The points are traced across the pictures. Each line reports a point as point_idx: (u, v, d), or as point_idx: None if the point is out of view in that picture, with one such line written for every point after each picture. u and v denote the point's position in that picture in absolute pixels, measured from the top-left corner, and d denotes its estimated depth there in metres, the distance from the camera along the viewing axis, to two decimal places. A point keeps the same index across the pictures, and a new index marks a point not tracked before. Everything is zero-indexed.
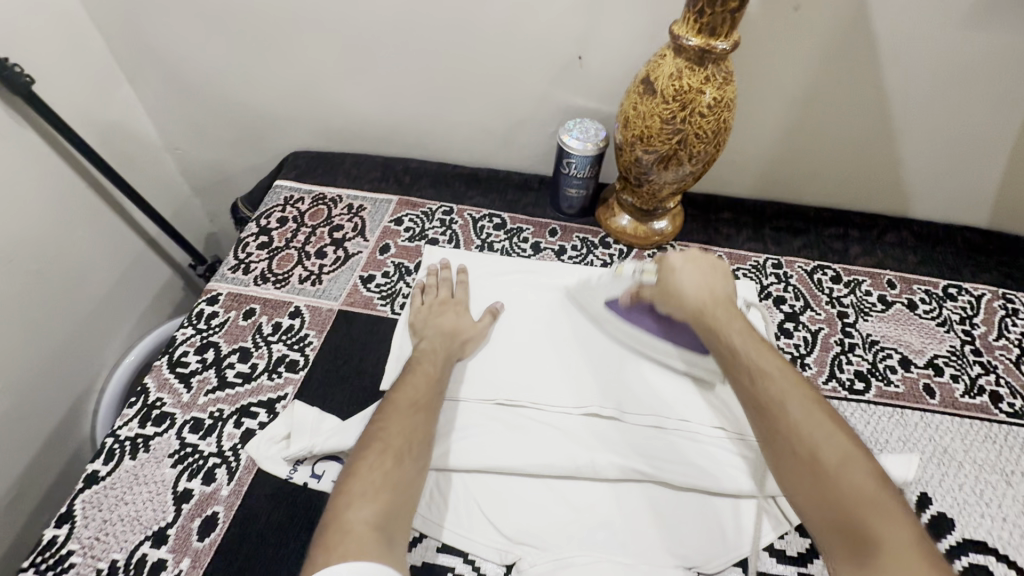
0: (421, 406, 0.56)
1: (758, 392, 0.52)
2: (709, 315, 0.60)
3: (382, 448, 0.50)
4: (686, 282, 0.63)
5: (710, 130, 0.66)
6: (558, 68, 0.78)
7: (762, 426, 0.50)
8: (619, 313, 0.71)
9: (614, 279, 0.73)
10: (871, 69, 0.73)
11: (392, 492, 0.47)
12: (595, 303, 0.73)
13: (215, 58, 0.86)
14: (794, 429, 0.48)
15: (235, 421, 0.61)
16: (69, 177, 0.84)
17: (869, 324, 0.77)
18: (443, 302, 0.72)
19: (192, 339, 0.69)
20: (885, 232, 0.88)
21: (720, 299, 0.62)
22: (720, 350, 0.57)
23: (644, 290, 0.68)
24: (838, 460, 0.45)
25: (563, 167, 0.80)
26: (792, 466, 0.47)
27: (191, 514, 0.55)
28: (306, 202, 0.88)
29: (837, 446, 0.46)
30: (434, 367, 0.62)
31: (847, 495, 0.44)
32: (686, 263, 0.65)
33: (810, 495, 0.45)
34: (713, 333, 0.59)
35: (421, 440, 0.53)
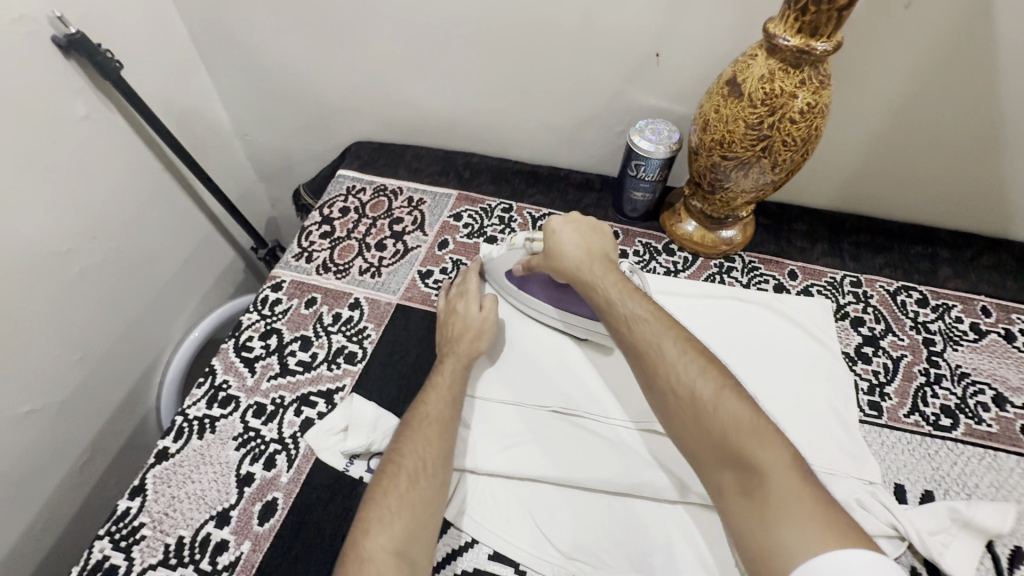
0: (438, 419, 0.55)
1: (638, 341, 0.53)
2: (586, 273, 0.60)
3: (396, 470, 0.50)
4: (567, 239, 0.63)
5: (800, 137, 0.61)
6: (633, 65, 0.75)
7: (647, 375, 0.51)
8: (517, 281, 0.70)
9: (507, 249, 0.68)
10: (986, 73, 0.66)
11: (410, 513, 0.47)
12: (499, 276, 0.71)
13: (287, 47, 0.87)
14: (673, 373, 0.49)
15: (295, 409, 0.63)
16: (150, 159, 0.87)
17: (959, 355, 0.71)
18: (463, 293, 0.69)
19: (256, 324, 0.71)
20: (980, 254, 0.81)
21: (597, 258, 0.61)
22: (600, 305, 0.58)
23: (533, 261, 0.66)
24: (714, 396, 0.46)
25: (631, 169, 0.77)
26: (676, 410, 0.48)
27: (253, 498, 0.56)
28: (368, 192, 0.88)
29: (711, 380, 0.47)
30: (444, 379, 0.60)
31: (724, 428, 0.45)
32: (569, 225, 0.64)
33: (693, 433, 0.47)
34: (592, 292, 0.59)
35: (439, 457, 0.53)
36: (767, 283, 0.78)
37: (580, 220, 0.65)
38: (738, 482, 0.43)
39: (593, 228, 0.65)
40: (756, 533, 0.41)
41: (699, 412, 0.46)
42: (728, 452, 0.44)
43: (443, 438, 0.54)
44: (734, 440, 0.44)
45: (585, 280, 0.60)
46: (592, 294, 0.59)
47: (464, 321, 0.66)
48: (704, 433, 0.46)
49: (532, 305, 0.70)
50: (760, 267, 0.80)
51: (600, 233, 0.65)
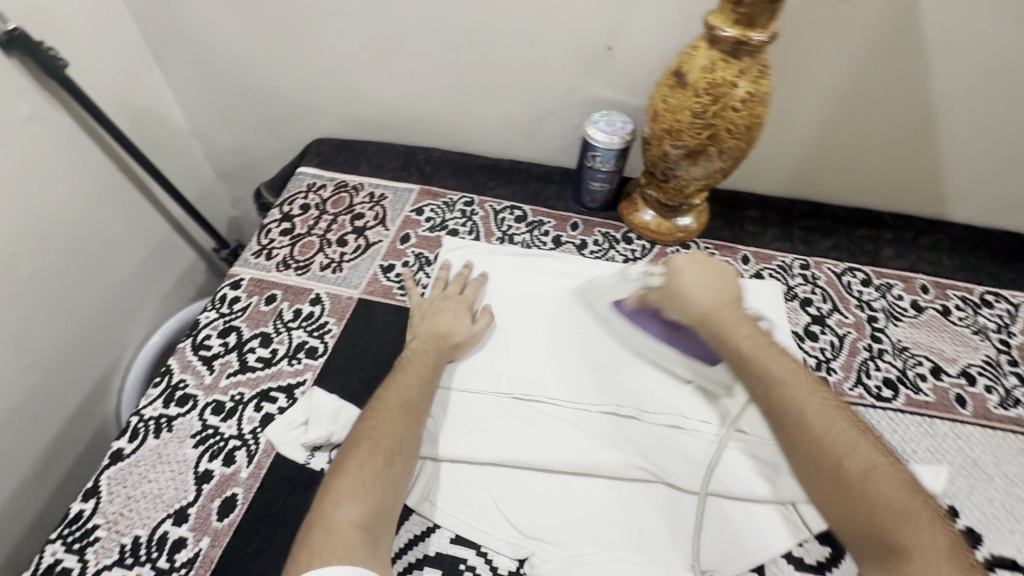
0: (410, 405, 0.56)
1: (772, 399, 0.49)
2: (717, 319, 0.57)
3: (371, 447, 0.50)
4: (694, 284, 0.60)
5: (743, 125, 0.63)
6: (586, 58, 0.76)
7: (779, 432, 0.48)
8: (626, 314, 0.69)
9: (620, 279, 0.70)
10: (917, 63, 0.70)
11: (380, 492, 0.48)
12: (603, 301, 0.71)
13: (242, 43, 0.86)
14: (815, 436, 0.45)
15: (255, 405, 0.62)
16: (101, 159, 0.85)
17: (900, 330, 0.75)
18: (447, 296, 0.71)
19: (215, 322, 0.70)
20: (920, 235, 0.85)
21: (725, 301, 0.58)
22: (728, 349, 0.55)
23: (650, 295, 0.64)
24: (864, 473, 0.42)
25: (587, 160, 0.79)
26: (815, 477, 0.44)
27: (212, 495, 0.56)
28: (328, 189, 0.88)
29: (861, 453, 0.43)
30: (423, 367, 0.61)
31: (870, 504, 0.40)
32: (696, 266, 0.61)
33: (832, 493, 0.43)
34: (718, 335, 0.56)
35: (410, 441, 0.53)
36: None
37: (705, 261, 0.62)
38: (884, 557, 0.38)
39: (715, 268, 0.62)
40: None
41: (843, 486, 0.42)
42: (876, 527, 0.39)
43: (415, 421, 0.55)
44: (890, 531, 0.39)
45: (712, 322, 0.57)
46: (721, 342, 0.55)
47: (447, 324, 0.67)
48: (847, 512, 0.41)
49: (648, 346, 0.68)
50: (715, 253, 0.82)
51: (729, 278, 0.61)
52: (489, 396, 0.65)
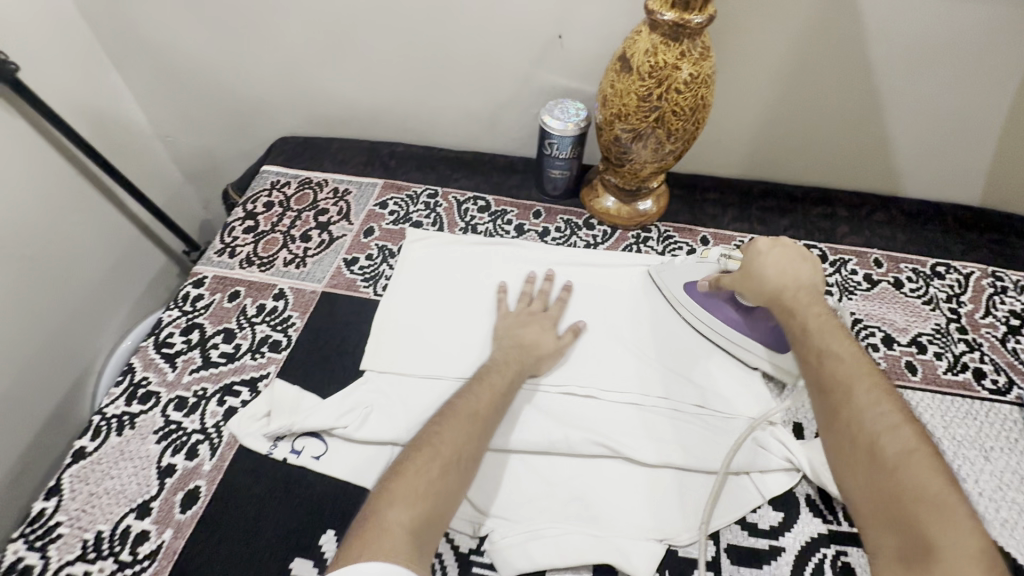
0: (477, 418, 0.55)
1: (826, 374, 0.50)
2: (790, 299, 0.58)
3: (432, 454, 0.49)
4: (767, 269, 0.61)
5: (688, 106, 0.65)
6: (538, 48, 0.78)
7: (821, 403, 0.50)
8: (698, 297, 0.70)
9: (695, 261, 0.73)
10: (855, 40, 0.73)
11: (433, 499, 0.47)
12: (674, 284, 0.73)
13: (201, 43, 0.87)
14: (858, 412, 0.46)
15: (218, 399, 0.63)
16: (62, 164, 0.85)
17: (853, 303, 0.77)
18: (532, 313, 0.70)
19: (178, 320, 0.71)
20: (874, 211, 0.88)
21: (804, 285, 0.59)
22: (795, 329, 0.56)
23: (723, 279, 0.67)
24: (901, 454, 0.43)
25: (545, 148, 0.80)
26: (844, 446, 0.46)
27: (174, 488, 0.56)
28: (292, 186, 0.88)
29: (905, 435, 0.44)
30: (501, 381, 0.60)
31: (901, 496, 0.41)
32: (773, 253, 0.62)
33: (862, 482, 0.44)
34: (791, 316, 0.57)
35: (473, 454, 0.52)
36: (681, 250, 0.82)
37: (789, 247, 0.62)
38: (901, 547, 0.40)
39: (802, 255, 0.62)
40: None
41: (877, 464, 0.44)
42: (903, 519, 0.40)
43: (479, 439, 0.54)
44: (913, 505, 0.40)
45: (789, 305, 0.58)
46: (792, 321, 0.57)
47: (536, 339, 0.66)
48: (873, 483, 0.43)
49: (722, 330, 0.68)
50: (675, 236, 0.84)
51: (804, 264, 0.61)
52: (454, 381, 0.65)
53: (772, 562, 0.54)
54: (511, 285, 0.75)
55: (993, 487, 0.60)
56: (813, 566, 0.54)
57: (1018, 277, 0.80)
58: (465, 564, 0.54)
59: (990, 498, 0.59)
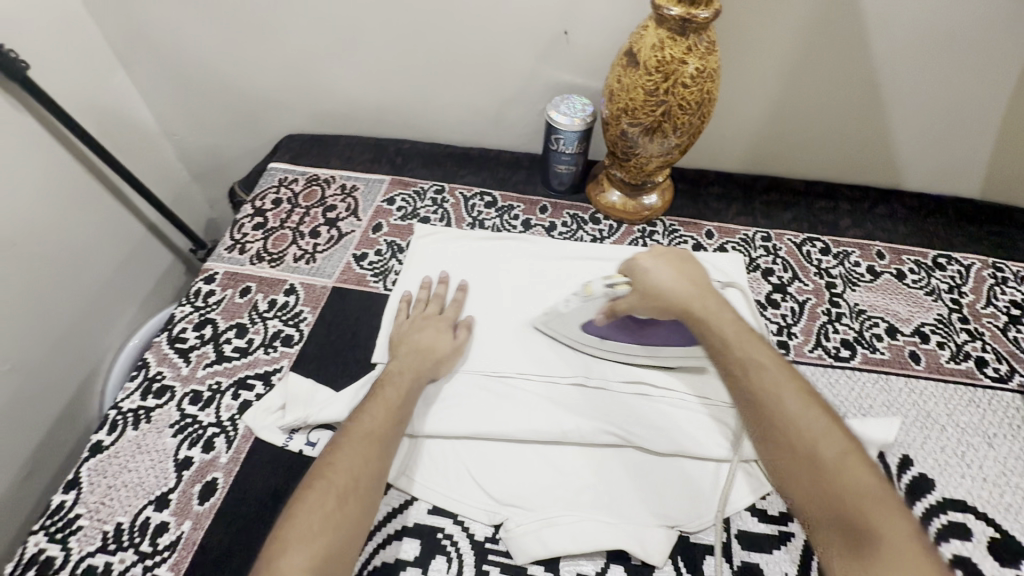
0: (374, 438, 0.53)
1: (755, 384, 0.50)
2: (701, 309, 0.57)
3: (324, 488, 0.48)
4: (662, 275, 0.60)
5: (694, 100, 0.66)
6: (544, 44, 0.79)
7: (753, 413, 0.50)
8: (598, 333, 0.67)
9: (580, 301, 0.66)
10: (858, 33, 0.74)
11: (329, 537, 0.46)
12: (569, 329, 0.68)
13: (208, 42, 0.88)
14: (793, 421, 0.47)
15: (232, 393, 0.64)
16: (70, 163, 0.86)
17: (857, 294, 0.78)
18: (428, 315, 0.69)
19: (190, 316, 0.71)
20: (875, 204, 0.89)
21: (704, 289, 0.59)
22: (709, 340, 0.55)
23: (618, 304, 0.63)
24: (839, 458, 0.44)
25: (552, 143, 0.81)
26: (783, 454, 0.46)
27: (192, 480, 0.57)
28: (300, 183, 0.89)
29: (833, 435, 0.46)
30: (395, 394, 0.58)
31: (844, 497, 0.43)
32: (662, 258, 0.62)
33: (807, 492, 0.44)
34: (703, 326, 0.56)
35: (370, 478, 0.50)
36: (686, 244, 0.83)
37: (678, 256, 0.62)
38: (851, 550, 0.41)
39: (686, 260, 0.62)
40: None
41: (819, 470, 0.44)
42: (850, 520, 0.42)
43: (380, 457, 0.52)
44: (857, 505, 0.42)
45: (697, 313, 0.57)
46: (701, 329, 0.56)
47: (431, 341, 0.65)
48: (816, 489, 0.44)
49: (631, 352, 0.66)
50: (680, 229, 0.85)
51: (692, 263, 0.62)
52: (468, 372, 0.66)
53: (782, 547, 0.55)
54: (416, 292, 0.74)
55: (997, 472, 0.61)
56: None
57: (1018, 268, 0.81)
58: (481, 552, 0.55)
59: (993, 484, 0.60)
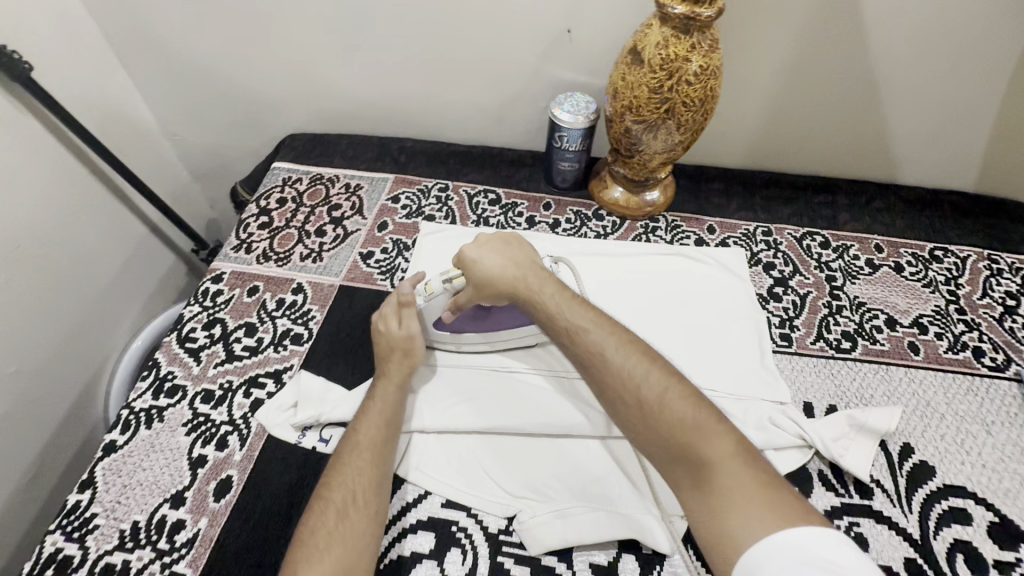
0: (370, 449, 0.54)
1: (583, 349, 0.55)
2: (528, 287, 0.61)
3: (325, 507, 0.49)
4: (489, 262, 0.62)
5: (698, 98, 0.67)
6: (548, 41, 0.79)
7: (593, 379, 0.54)
8: (449, 329, 0.67)
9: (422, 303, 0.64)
10: (855, 30, 0.75)
11: (340, 552, 0.46)
12: (424, 329, 0.66)
13: (210, 41, 0.88)
14: (620, 379, 0.51)
15: (244, 391, 0.64)
16: (73, 164, 0.86)
17: (857, 287, 0.79)
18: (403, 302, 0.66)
19: (199, 316, 0.71)
20: (873, 198, 0.90)
21: (527, 267, 0.63)
22: (541, 316, 0.60)
23: (460, 299, 0.64)
24: (659, 399, 0.49)
25: (555, 141, 0.81)
26: (623, 411, 0.51)
27: (207, 478, 0.57)
28: (304, 182, 0.89)
29: (658, 379, 0.50)
30: (376, 408, 0.58)
31: (671, 432, 0.47)
32: (486, 247, 0.64)
33: (647, 438, 0.49)
34: (534, 304, 0.60)
35: (370, 489, 0.51)
36: (689, 239, 0.84)
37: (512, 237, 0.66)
38: (691, 480, 0.45)
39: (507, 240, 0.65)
40: (709, 519, 0.43)
41: (649, 416, 0.49)
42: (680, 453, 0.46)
43: (379, 468, 0.53)
44: (681, 439, 0.46)
45: (523, 295, 0.61)
46: (532, 306, 0.60)
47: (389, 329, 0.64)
48: (652, 434, 0.48)
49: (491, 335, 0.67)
50: (683, 225, 0.86)
51: (522, 246, 0.65)
52: (474, 370, 0.67)
53: None
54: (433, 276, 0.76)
55: (995, 459, 0.62)
56: None
57: (1013, 259, 0.83)
58: (495, 544, 0.55)
59: (992, 469, 0.62)
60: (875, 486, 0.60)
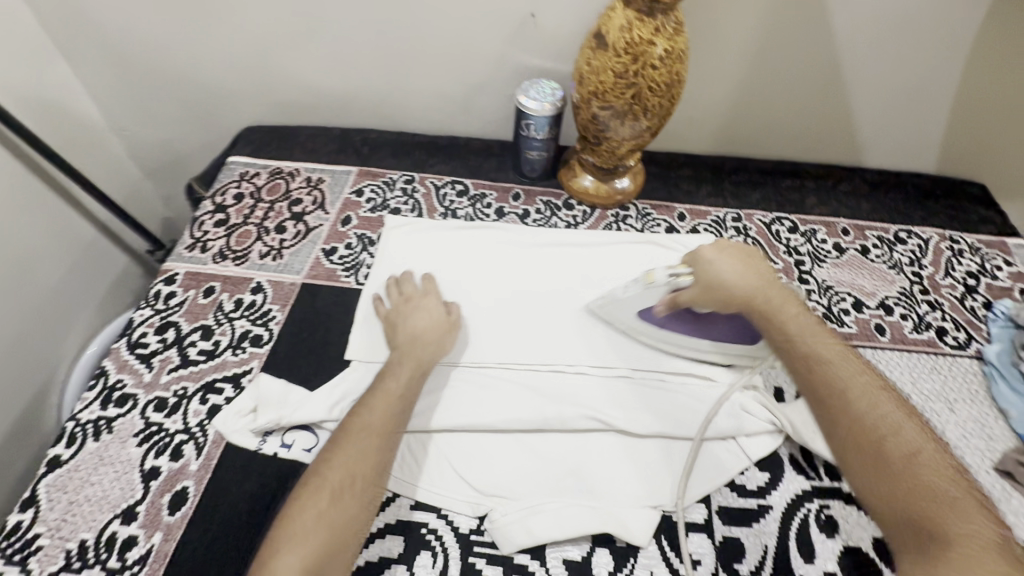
0: (377, 432, 0.53)
1: (818, 381, 0.54)
2: (761, 302, 0.59)
3: (319, 487, 0.48)
4: (724, 267, 0.61)
5: (664, 82, 0.66)
6: (512, 27, 0.77)
7: (824, 416, 0.53)
8: (655, 323, 0.66)
9: (642, 288, 0.64)
10: (819, 13, 0.75)
11: (326, 538, 0.46)
12: (625, 315, 0.67)
13: (156, 28, 0.83)
14: (859, 418, 0.50)
15: (200, 397, 0.61)
16: (10, 162, 0.80)
17: (824, 271, 0.80)
18: (409, 297, 0.68)
19: (150, 319, 0.68)
20: (839, 182, 0.91)
21: (770, 282, 0.61)
22: (769, 335, 0.58)
23: (681, 297, 0.62)
24: (906, 453, 0.48)
25: (522, 129, 0.80)
26: (855, 449, 0.50)
27: (161, 491, 0.54)
28: (262, 177, 0.85)
29: (909, 434, 0.49)
30: (397, 385, 0.57)
31: (913, 488, 0.46)
32: (724, 250, 0.62)
33: (875, 485, 0.48)
34: (765, 317, 0.59)
35: (367, 472, 0.50)
36: (659, 227, 0.83)
37: (732, 245, 0.63)
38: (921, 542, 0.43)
39: (746, 252, 0.63)
40: None
41: (886, 462, 0.48)
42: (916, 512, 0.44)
43: (381, 453, 0.52)
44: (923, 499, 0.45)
45: (755, 309, 0.59)
46: (761, 325, 0.59)
47: (418, 323, 0.64)
48: (882, 478, 0.47)
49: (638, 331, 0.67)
50: (653, 213, 0.85)
51: (755, 259, 0.63)
52: (440, 365, 0.65)
53: (761, 519, 0.57)
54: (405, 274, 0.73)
55: (957, 436, 0.64)
56: (799, 520, 0.57)
57: (973, 240, 0.84)
58: (466, 544, 0.54)
59: (954, 446, 0.63)
60: None
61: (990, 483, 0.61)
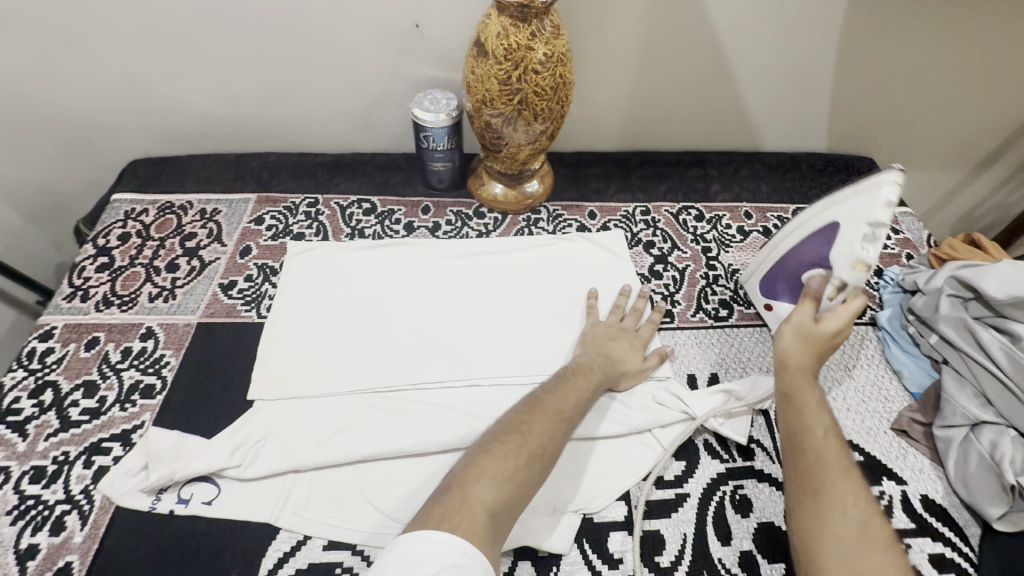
0: (565, 415, 0.57)
1: (808, 467, 0.50)
2: (795, 377, 0.56)
3: (520, 440, 0.52)
4: (794, 333, 0.59)
5: (548, 86, 0.66)
6: (397, 38, 0.76)
7: (799, 501, 0.49)
8: (818, 236, 0.64)
9: (859, 241, 0.59)
10: (697, 7, 0.77)
11: (517, 486, 0.49)
12: (835, 213, 0.62)
13: (14, 63, 0.77)
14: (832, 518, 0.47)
15: (84, 461, 0.56)
16: None
17: (730, 255, 0.82)
18: (623, 329, 0.69)
19: (25, 382, 0.62)
20: (740, 166, 0.93)
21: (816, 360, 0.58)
22: (786, 414, 0.55)
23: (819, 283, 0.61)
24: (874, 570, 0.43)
25: (422, 142, 0.78)
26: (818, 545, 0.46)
27: (40, 571, 0.50)
28: (150, 213, 0.80)
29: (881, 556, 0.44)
30: (587, 384, 0.61)
31: None
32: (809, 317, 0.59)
33: None
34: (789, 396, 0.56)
35: (558, 448, 0.54)
36: (571, 227, 0.84)
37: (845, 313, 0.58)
38: None
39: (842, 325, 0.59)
40: None
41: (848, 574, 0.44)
42: None
43: (566, 430, 0.56)
44: None
45: (787, 380, 0.57)
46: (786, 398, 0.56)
47: (623, 355, 0.65)
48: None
49: (810, 223, 0.65)
50: (564, 214, 0.85)
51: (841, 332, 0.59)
52: (349, 394, 0.63)
53: (679, 509, 0.57)
54: (601, 292, 0.75)
55: (857, 400, 0.67)
56: (715, 504, 0.58)
57: None
58: None
59: (856, 412, 0.66)
60: (754, 446, 0.62)
61: (890, 442, 0.64)
